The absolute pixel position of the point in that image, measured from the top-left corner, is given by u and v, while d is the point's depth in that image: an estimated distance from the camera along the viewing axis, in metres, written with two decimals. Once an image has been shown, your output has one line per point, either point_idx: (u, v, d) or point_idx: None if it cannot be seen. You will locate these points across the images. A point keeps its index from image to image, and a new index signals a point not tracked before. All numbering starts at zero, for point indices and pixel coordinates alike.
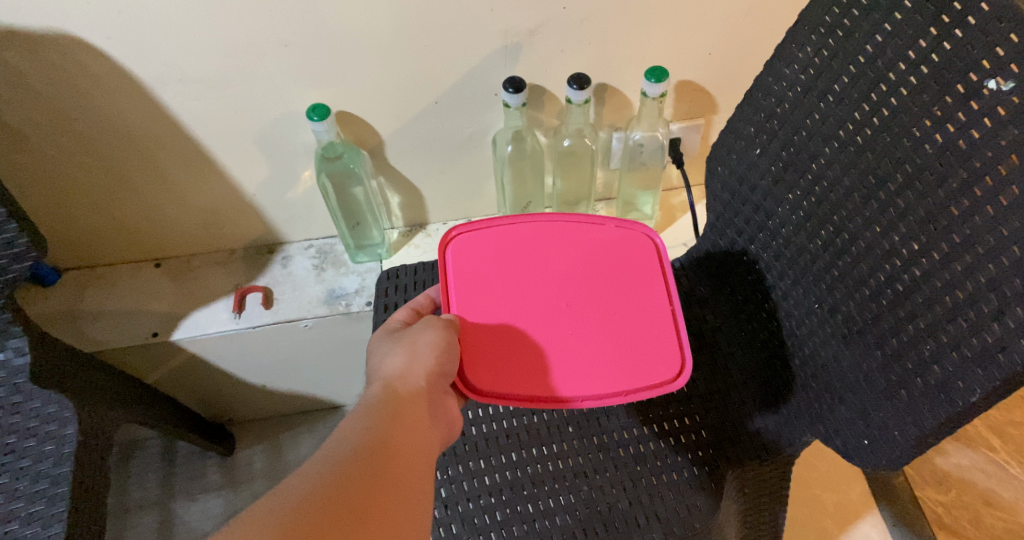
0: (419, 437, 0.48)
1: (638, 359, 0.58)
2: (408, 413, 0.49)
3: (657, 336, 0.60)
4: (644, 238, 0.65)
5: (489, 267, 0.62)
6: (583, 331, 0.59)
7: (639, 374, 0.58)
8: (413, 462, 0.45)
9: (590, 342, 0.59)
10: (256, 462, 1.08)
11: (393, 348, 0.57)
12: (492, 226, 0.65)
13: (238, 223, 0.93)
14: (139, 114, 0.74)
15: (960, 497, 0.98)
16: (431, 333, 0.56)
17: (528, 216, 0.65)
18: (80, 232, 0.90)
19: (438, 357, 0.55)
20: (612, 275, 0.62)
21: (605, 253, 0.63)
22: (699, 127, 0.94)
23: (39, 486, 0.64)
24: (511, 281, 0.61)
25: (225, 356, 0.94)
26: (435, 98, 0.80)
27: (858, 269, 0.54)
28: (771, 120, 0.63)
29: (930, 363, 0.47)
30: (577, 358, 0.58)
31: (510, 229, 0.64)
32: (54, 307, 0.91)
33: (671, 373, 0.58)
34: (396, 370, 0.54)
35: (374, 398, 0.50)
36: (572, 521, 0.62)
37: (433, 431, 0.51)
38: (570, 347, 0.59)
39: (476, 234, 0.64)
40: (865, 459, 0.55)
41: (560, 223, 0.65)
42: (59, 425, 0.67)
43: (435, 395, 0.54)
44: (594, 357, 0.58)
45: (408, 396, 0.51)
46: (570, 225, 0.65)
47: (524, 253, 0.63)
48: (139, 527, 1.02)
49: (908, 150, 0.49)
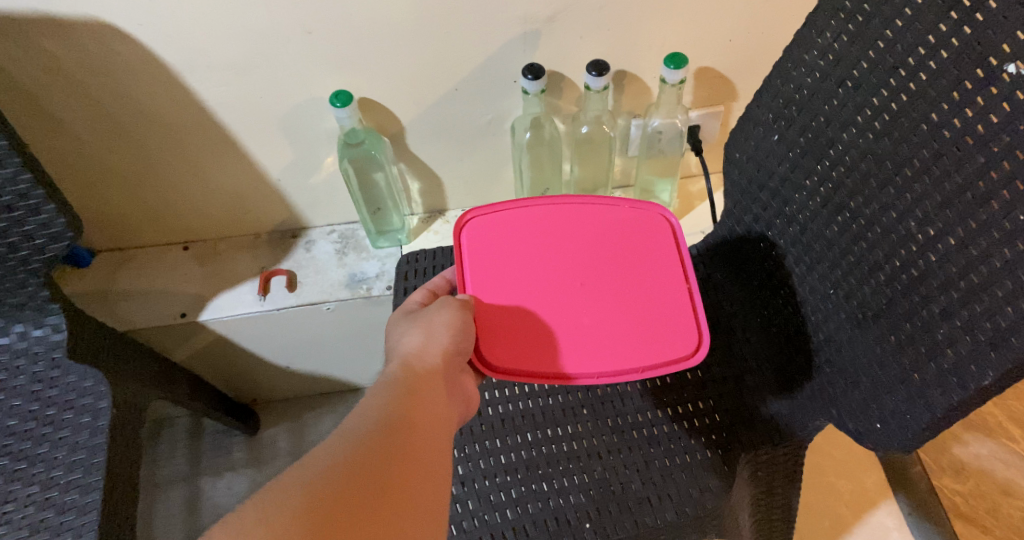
0: (436, 412, 0.49)
1: (652, 336, 0.59)
2: (424, 388, 0.50)
3: (672, 313, 0.60)
4: (659, 219, 0.66)
5: (505, 248, 0.63)
6: (598, 309, 0.60)
7: (656, 351, 0.59)
8: (430, 435, 0.46)
9: (606, 320, 0.60)
10: (280, 441, 1.12)
11: (410, 326, 0.58)
12: (506, 209, 0.66)
13: (263, 207, 0.96)
14: (169, 99, 0.77)
15: (978, 487, 0.97)
16: (446, 313, 0.57)
17: (543, 199, 0.66)
18: (113, 215, 0.93)
19: (454, 335, 0.56)
20: (627, 254, 0.63)
21: (620, 234, 0.64)
22: (718, 114, 0.94)
23: (76, 456, 0.66)
24: (527, 262, 0.62)
25: (250, 337, 0.97)
26: (454, 86, 0.82)
27: (874, 254, 0.55)
28: (789, 107, 0.63)
29: (942, 347, 0.47)
30: (593, 335, 0.59)
31: (524, 211, 0.65)
32: (88, 287, 0.95)
33: (688, 349, 0.59)
34: (413, 346, 0.55)
35: (391, 374, 0.51)
36: (586, 499, 0.64)
37: (449, 405, 0.52)
38: (585, 325, 0.60)
39: (491, 216, 0.65)
40: (878, 442, 0.55)
41: (574, 204, 0.66)
42: (95, 399, 0.70)
43: (451, 371, 0.56)
44: (610, 335, 0.59)
45: (425, 375, 0.52)
46: (584, 207, 0.66)
47: (539, 235, 0.64)
48: (168, 501, 1.05)
49: (925, 136, 0.49)
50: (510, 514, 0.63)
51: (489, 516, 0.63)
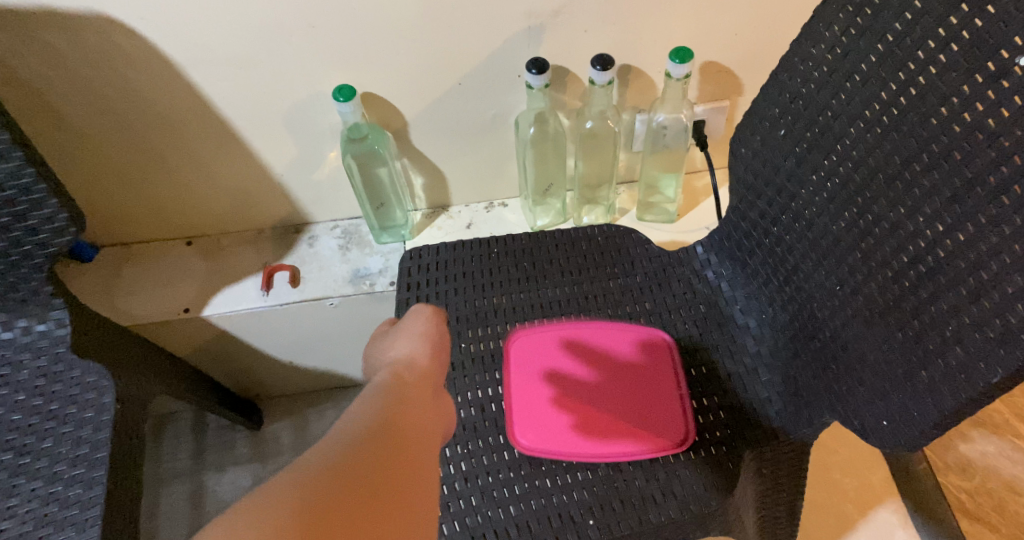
0: (427, 420, 0.43)
1: (649, 429, 0.68)
2: (416, 392, 0.45)
3: (667, 404, 0.70)
4: (663, 338, 0.75)
5: (544, 365, 0.73)
6: (612, 415, 0.69)
7: (651, 436, 0.67)
8: (423, 442, 0.40)
9: (615, 421, 0.68)
10: (283, 436, 1.12)
11: (397, 338, 0.54)
12: (548, 326, 0.76)
13: (267, 202, 0.96)
14: (172, 93, 0.76)
15: (985, 485, 0.97)
16: (426, 325, 0.56)
17: (578, 321, 0.76)
18: (116, 210, 0.93)
19: (434, 346, 0.53)
20: (636, 369, 0.72)
21: (631, 348, 0.74)
22: (724, 109, 0.93)
23: (79, 451, 0.66)
24: (561, 375, 0.72)
25: (253, 333, 0.97)
26: (458, 80, 0.81)
27: (881, 250, 0.54)
28: (796, 101, 0.62)
29: (951, 344, 0.47)
30: (606, 431, 0.67)
31: (562, 332, 0.76)
32: (91, 282, 0.95)
33: (676, 438, 0.67)
34: (401, 357, 0.50)
35: (378, 382, 0.45)
36: (589, 496, 0.63)
37: (440, 414, 0.47)
38: (600, 426, 0.68)
39: (535, 332, 0.75)
40: (885, 440, 0.54)
41: (600, 327, 0.76)
42: (98, 393, 0.70)
43: (440, 382, 0.51)
44: (615, 427, 0.68)
45: (414, 382, 0.47)
46: (609, 330, 0.76)
47: (574, 349, 0.74)
48: (171, 495, 1.05)
49: (934, 130, 0.48)
50: (513, 511, 0.62)
51: (492, 512, 0.62)
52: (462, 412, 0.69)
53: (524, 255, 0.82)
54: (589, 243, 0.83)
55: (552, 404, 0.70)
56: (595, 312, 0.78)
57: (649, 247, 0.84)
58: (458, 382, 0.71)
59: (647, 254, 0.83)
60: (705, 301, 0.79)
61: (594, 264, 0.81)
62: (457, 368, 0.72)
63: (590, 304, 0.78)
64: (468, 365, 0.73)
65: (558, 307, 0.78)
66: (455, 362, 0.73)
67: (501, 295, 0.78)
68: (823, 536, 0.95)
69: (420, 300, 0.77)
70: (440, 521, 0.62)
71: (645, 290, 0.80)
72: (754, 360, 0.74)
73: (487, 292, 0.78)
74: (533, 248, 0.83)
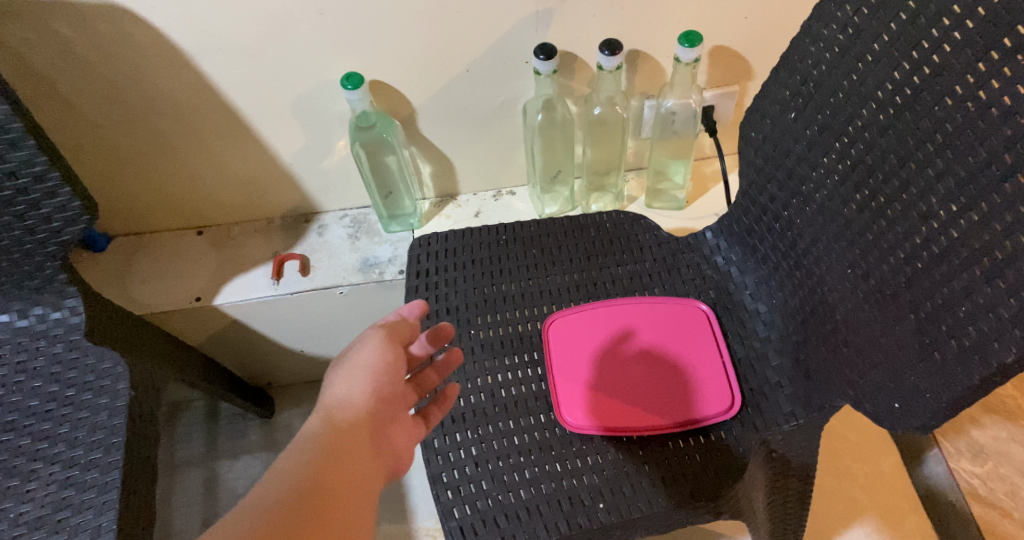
0: (353, 480, 0.43)
1: (696, 398, 0.68)
2: (343, 446, 0.45)
3: (713, 374, 0.71)
4: (696, 311, 0.76)
5: (582, 350, 0.73)
6: (655, 392, 0.69)
7: (699, 406, 0.68)
8: (343, 506, 0.41)
9: (661, 396, 0.69)
10: (295, 424, 1.12)
11: (343, 366, 0.51)
12: (582, 310, 0.76)
13: (276, 191, 0.96)
14: (181, 82, 0.77)
15: (996, 470, 0.95)
16: (371, 351, 0.52)
17: (608, 301, 0.77)
18: (127, 199, 0.94)
19: (377, 377, 0.51)
20: (672, 344, 0.73)
21: (665, 325, 0.74)
22: (733, 94, 0.92)
23: (96, 436, 0.65)
24: (600, 359, 0.73)
25: (264, 321, 0.98)
26: (466, 67, 0.81)
27: (893, 232, 0.54)
28: (807, 83, 0.62)
29: (965, 324, 0.46)
30: (653, 409, 0.68)
31: (595, 313, 0.76)
32: (104, 271, 0.96)
33: (725, 405, 0.68)
34: (341, 395, 0.49)
35: (306, 437, 0.45)
36: (600, 480, 0.63)
37: (375, 464, 0.47)
38: (645, 406, 0.68)
39: (571, 317, 0.75)
40: (895, 423, 0.54)
41: (633, 306, 0.76)
42: (113, 380, 0.69)
43: (379, 420, 0.50)
44: (662, 400, 0.68)
45: (347, 434, 0.46)
46: (641, 307, 0.76)
47: (608, 330, 0.74)
48: (185, 482, 1.06)
49: (948, 109, 0.48)
50: (524, 494, 0.62)
51: (503, 496, 0.62)
52: (472, 397, 0.69)
53: (533, 241, 0.82)
54: (598, 230, 0.83)
55: (596, 387, 0.70)
56: (603, 298, 0.78)
57: (658, 234, 0.83)
58: (468, 368, 0.71)
59: (656, 240, 0.83)
60: (714, 286, 0.79)
61: (602, 250, 0.81)
62: (467, 354, 0.72)
63: (615, 283, 0.79)
64: (477, 351, 0.73)
65: (567, 293, 0.78)
66: (465, 348, 0.73)
67: (510, 282, 0.78)
68: (834, 521, 0.95)
69: (429, 287, 0.78)
70: (452, 505, 0.62)
71: (654, 276, 0.80)
72: (764, 344, 0.74)
73: (496, 279, 0.79)
74: (541, 235, 0.83)
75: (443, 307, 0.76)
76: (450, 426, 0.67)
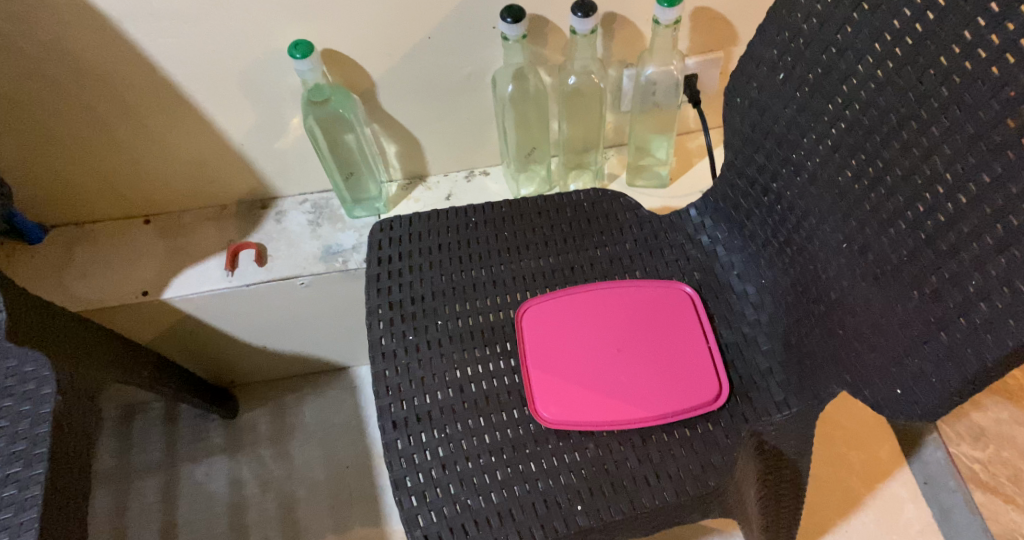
0: None
1: (681, 388, 0.63)
2: None
3: (699, 360, 0.65)
4: (680, 294, 0.70)
5: (558, 339, 0.67)
6: (637, 383, 0.64)
7: (685, 397, 0.62)
8: None
9: (644, 387, 0.63)
10: (261, 424, 1.06)
11: None
12: (557, 296, 0.70)
13: (228, 175, 0.89)
14: (108, 53, 0.70)
15: (999, 454, 0.89)
16: None
17: (585, 286, 0.71)
18: (63, 186, 0.86)
19: None
20: (655, 330, 0.68)
21: (648, 310, 0.69)
22: (717, 61, 0.86)
23: (16, 448, 0.58)
24: (577, 350, 0.67)
25: (220, 316, 0.91)
26: (427, 34, 0.75)
27: (893, 201, 0.48)
28: (796, 40, 0.56)
29: (976, 300, 0.41)
30: (635, 401, 0.62)
31: (571, 299, 0.70)
32: (42, 264, 0.88)
33: (712, 395, 0.62)
34: None
35: None
36: (578, 480, 0.57)
37: None
38: (627, 398, 0.62)
39: (546, 304, 0.70)
40: (898, 411, 0.49)
41: (612, 290, 0.71)
42: (37, 385, 0.63)
43: None
44: (645, 391, 0.63)
45: None
46: (620, 291, 0.70)
47: (586, 318, 0.69)
48: (142, 489, 1.00)
49: (955, 59, 0.42)
50: (495, 498, 0.56)
51: (472, 500, 0.56)
52: (438, 393, 0.63)
53: (504, 223, 0.76)
54: (574, 209, 0.77)
55: (574, 379, 0.64)
56: (581, 282, 0.72)
57: (639, 213, 0.78)
58: (434, 362, 0.65)
59: (637, 219, 0.77)
60: (700, 267, 0.74)
61: (579, 231, 0.75)
62: (433, 347, 0.66)
63: (593, 267, 0.73)
64: (444, 343, 0.67)
65: (542, 278, 0.72)
66: (430, 340, 0.67)
67: (481, 268, 0.72)
68: (831, 512, 0.91)
69: (391, 275, 0.71)
70: (416, 512, 0.56)
71: (635, 258, 0.74)
72: (754, 328, 0.68)
73: (465, 264, 0.72)
74: (513, 216, 0.77)
75: (407, 296, 0.70)
76: (415, 425, 0.61)
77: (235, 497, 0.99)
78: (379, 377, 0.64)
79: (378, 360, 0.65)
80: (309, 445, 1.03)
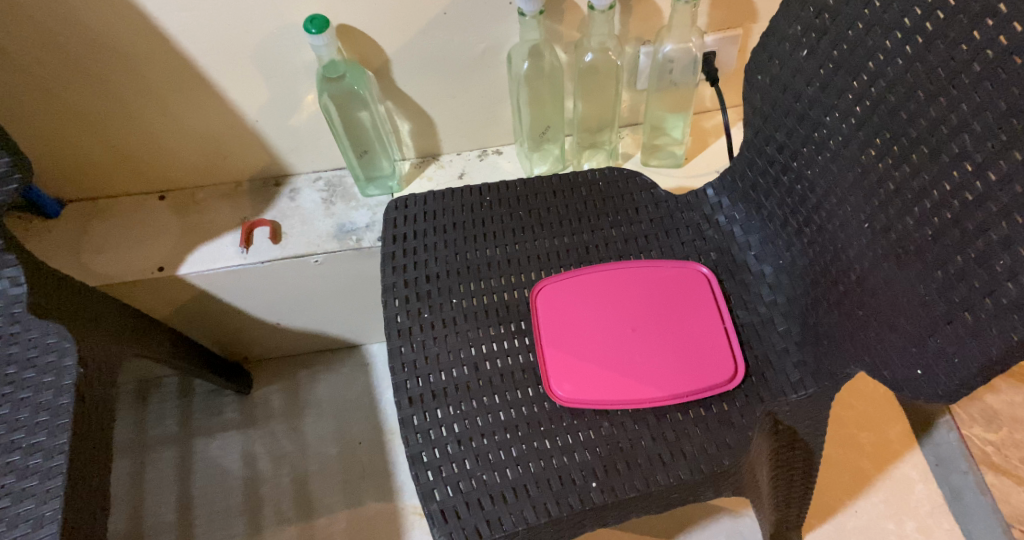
0: None
1: (696, 367, 0.63)
2: None
3: (715, 341, 0.65)
4: (696, 275, 0.70)
5: (573, 319, 0.67)
6: (652, 362, 0.64)
7: (700, 377, 0.62)
8: None
9: (659, 367, 0.63)
10: (274, 400, 1.07)
11: None
12: (572, 276, 0.70)
13: (242, 151, 0.89)
14: (122, 26, 0.69)
15: (1011, 437, 0.91)
16: None
17: (600, 266, 0.71)
18: (78, 161, 0.87)
19: None
20: (670, 310, 0.67)
21: (663, 291, 0.69)
22: (736, 39, 0.85)
23: (40, 417, 0.59)
24: (591, 329, 0.67)
25: (234, 292, 0.91)
26: (443, 9, 0.74)
27: (918, 180, 0.48)
28: (822, 16, 0.55)
29: (1003, 280, 0.40)
30: (650, 380, 0.62)
31: (585, 279, 0.70)
32: (58, 239, 0.89)
33: (727, 375, 0.62)
34: None
35: None
36: (592, 457, 0.58)
37: None
38: (642, 377, 0.63)
39: (560, 284, 0.69)
40: (917, 391, 0.49)
41: (627, 270, 0.70)
42: (59, 356, 0.64)
43: None
44: (660, 370, 0.63)
45: None
46: (635, 271, 0.70)
47: (600, 298, 0.69)
48: (159, 462, 1.02)
49: (988, 33, 0.41)
50: (510, 474, 0.57)
51: (488, 476, 0.57)
52: (454, 371, 0.63)
53: (519, 202, 0.76)
54: (589, 189, 0.77)
55: (589, 358, 0.65)
56: (596, 262, 0.72)
57: (655, 193, 0.77)
58: (449, 339, 0.66)
59: (653, 199, 0.76)
60: (716, 248, 0.73)
61: (594, 211, 0.75)
62: (448, 325, 0.66)
63: (608, 248, 0.73)
64: (459, 321, 0.67)
65: (556, 258, 0.72)
66: (446, 318, 0.67)
67: (495, 247, 0.72)
68: (840, 493, 0.91)
69: (406, 253, 0.71)
70: (432, 487, 0.56)
71: (650, 238, 0.74)
72: (770, 309, 0.68)
73: (480, 244, 0.72)
74: (528, 196, 0.76)
75: (422, 274, 0.70)
76: (430, 402, 0.62)
77: (249, 471, 1.00)
78: (394, 354, 0.65)
79: (394, 337, 0.66)
80: (322, 421, 1.04)
